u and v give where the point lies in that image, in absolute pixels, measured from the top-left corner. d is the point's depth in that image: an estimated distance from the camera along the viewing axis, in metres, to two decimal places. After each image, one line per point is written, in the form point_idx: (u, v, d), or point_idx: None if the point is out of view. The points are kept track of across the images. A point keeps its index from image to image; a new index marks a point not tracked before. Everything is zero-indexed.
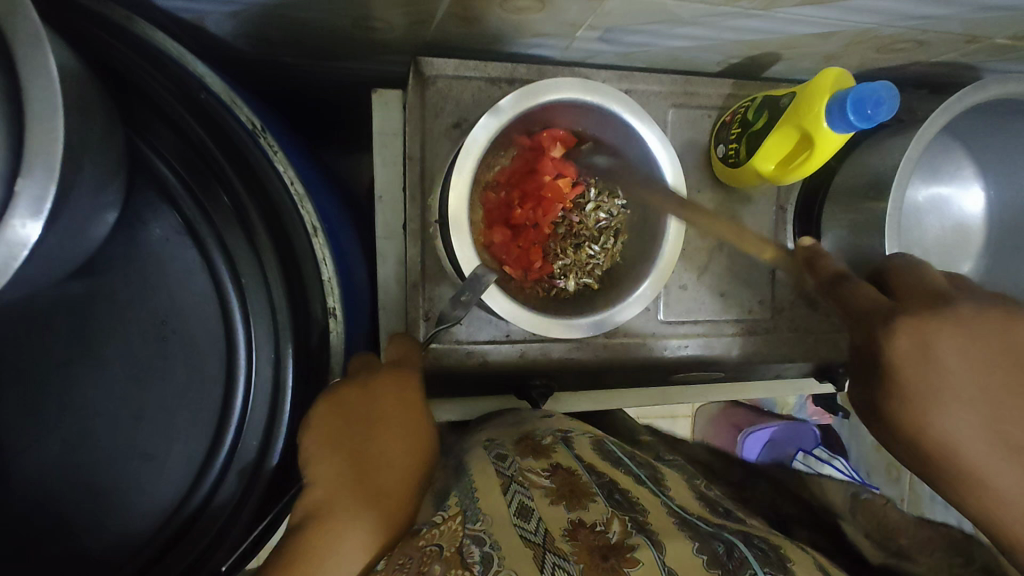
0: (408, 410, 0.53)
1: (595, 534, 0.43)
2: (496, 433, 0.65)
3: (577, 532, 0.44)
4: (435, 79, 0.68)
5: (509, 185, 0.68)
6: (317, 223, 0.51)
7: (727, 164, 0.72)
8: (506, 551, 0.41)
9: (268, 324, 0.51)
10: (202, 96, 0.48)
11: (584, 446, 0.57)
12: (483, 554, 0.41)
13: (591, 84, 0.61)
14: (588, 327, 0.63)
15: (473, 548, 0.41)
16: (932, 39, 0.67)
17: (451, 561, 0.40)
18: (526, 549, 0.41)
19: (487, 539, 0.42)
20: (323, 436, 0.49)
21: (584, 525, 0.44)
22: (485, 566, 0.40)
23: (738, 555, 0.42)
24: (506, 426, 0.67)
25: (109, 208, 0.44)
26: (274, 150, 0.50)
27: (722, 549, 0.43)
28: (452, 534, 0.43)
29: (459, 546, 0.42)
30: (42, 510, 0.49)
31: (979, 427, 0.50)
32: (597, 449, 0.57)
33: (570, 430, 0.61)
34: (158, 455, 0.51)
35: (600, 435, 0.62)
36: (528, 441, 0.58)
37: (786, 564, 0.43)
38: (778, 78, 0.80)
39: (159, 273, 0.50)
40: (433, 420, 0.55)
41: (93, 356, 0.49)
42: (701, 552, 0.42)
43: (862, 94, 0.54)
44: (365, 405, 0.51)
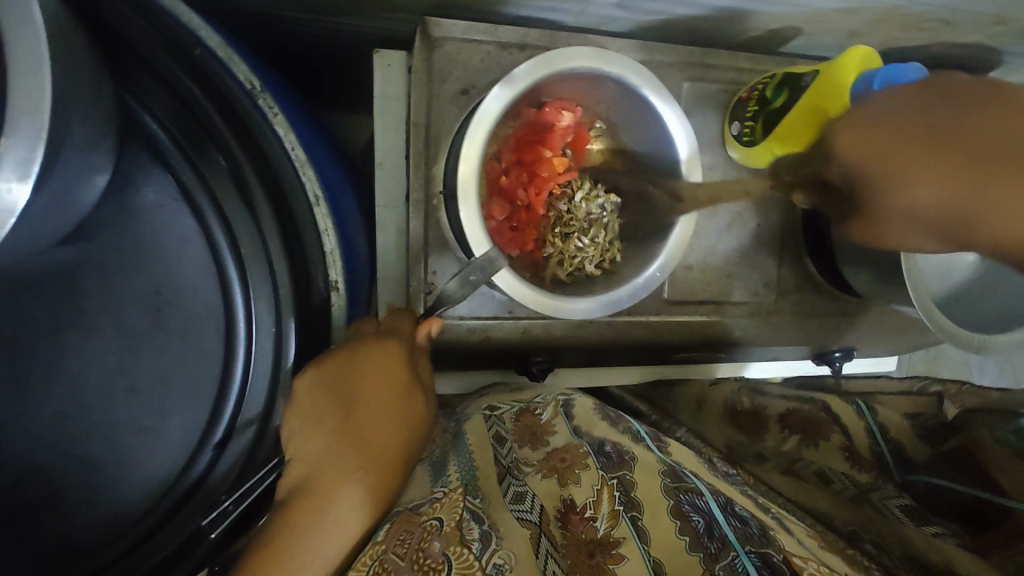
0: (396, 382, 0.48)
1: (585, 522, 0.46)
2: (497, 398, 0.65)
3: (568, 519, 0.46)
4: (443, 42, 0.64)
5: (512, 151, 0.65)
6: (319, 190, 0.48)
7: (741, 142, 0.71)
8: (505, 534, 0.42)
9: (269, 294, 0.49)
10: (196, 52, 0.45)
11: (584, 408, 0.58)
12: (481, 531, 0.41)
13: (608, 54, 0.58)
14: (586, 310, 0.61)
15: (472, 525, 0.41)
16: (960, 18, 0.65)
17: (451, 537, 0.40)
18: (524, 533, 0.43)
19: (486, 519, 0.43)
20: (309, 399, 0.47)
21: (574, 511, 0.46)
22: (484, 546, 0.40)
23: (719, 534, 0.44)
24: (509, 395, 0.67)
25: (98, 170, 0.42)
26: (274, 112, 0.47)
27: (703, 527, 0.45)
28: (453, 505, 0.43)
29: (458, 520, 0.42)
30: (34, 484, 0.48)
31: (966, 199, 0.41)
32: (598, 408, 0.59)
33: (574, 393, 0.61)
34: (153, 429, 0.49)
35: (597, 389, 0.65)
36: (526, 418, 0.57)
37: (767, 542, 0.44)
38: (796, 53, 0.78)
39: (152, 241, 0.48)
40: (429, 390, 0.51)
41: (83, 327, 0.47)
42: (683, 535, 0.44)
43: (892, 75, 0.52)
44: (350, 378, 0.47)
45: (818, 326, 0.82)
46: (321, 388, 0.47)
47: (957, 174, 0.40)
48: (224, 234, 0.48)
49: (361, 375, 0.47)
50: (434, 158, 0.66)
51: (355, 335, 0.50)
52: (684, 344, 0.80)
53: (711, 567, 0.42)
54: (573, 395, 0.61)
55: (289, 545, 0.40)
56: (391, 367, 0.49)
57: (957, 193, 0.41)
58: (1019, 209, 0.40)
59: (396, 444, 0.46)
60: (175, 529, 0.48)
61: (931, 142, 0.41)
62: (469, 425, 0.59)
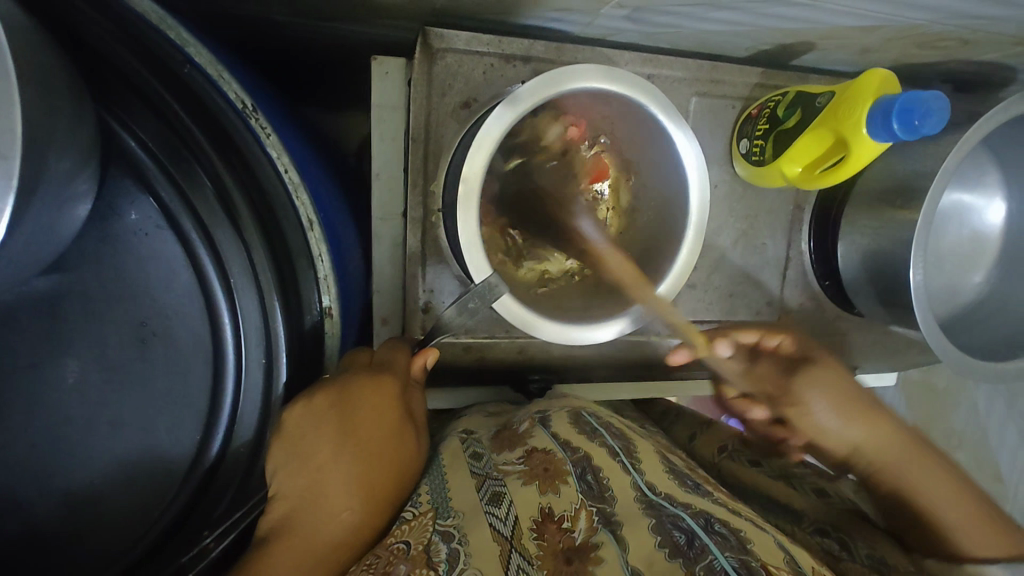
0: (386, 415, 0.45)
1: (561, 533, 0.41)
2: (473, 422, 0.61)
3: (543, 526, 0.41)
4: (443, 53, 0.62)
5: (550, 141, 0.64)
6: (314, 214, 0.45)
7: (749, 161, 0.68)
8: (474, 550, 0.40)
9: (259, 324, 0.47)
10: (184, 71, 0.42)
11: (561, 421, 0.54)
12: (450, 551, 0.40)
13: (615, 72, 0.55)
14: (551, 333, 0.57)
15: (440, 546, 0.40)
16: (979, 39, 0.63)
17: (417, 561, 0.39)
18: (491, 547, 0.40)
19: (457, 534, 0.41)
20: (297, 429, 0.44)
21: (551, 519, 0.42)
22: (451, 566, 0.39)
23: (699, 542, 0.40)
24: (486, 416, 0.64)
25: (80, 200, 0.40)
26: (267, 132, 0.43)
27: (682, 538, 0.40)
28: (422, 528, 0.42)
29: (426, 544, 0.41)
30: (11, 518, 0.46)
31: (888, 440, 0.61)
32: (573, 419, 0.55)
33: (548, 409, 0.58)
34: (139, 462, 0.47)
35: (580, 407, 0.59)
36: (504, 433, 0.54)
37: (746, 547, 0.40)
38: (807, 67, 0.75)
39: (136, 267, 0.46)
40: (417, 420, 0.49)
41: (64, 357, 0.45)
42: (662, 544, 0.40)
43: (910, 103, 0.50)
44: (337, 409, 0.44)
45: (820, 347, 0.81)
46: (308, 419, 0.44)
47: (856, 416, 0.63)
48: (213, 261, 0.46)
49: (355, 408, 0.45)
50: (433, 174, 0.64)
51: (349, 368, 0.48)
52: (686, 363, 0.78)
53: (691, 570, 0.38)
54: (546, 411, 0.57)
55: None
56: (386, 400, 0.46)
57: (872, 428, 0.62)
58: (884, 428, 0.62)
59: (388, 480, 0.44)
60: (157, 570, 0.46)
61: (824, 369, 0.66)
62: (443, 447, 0.54)
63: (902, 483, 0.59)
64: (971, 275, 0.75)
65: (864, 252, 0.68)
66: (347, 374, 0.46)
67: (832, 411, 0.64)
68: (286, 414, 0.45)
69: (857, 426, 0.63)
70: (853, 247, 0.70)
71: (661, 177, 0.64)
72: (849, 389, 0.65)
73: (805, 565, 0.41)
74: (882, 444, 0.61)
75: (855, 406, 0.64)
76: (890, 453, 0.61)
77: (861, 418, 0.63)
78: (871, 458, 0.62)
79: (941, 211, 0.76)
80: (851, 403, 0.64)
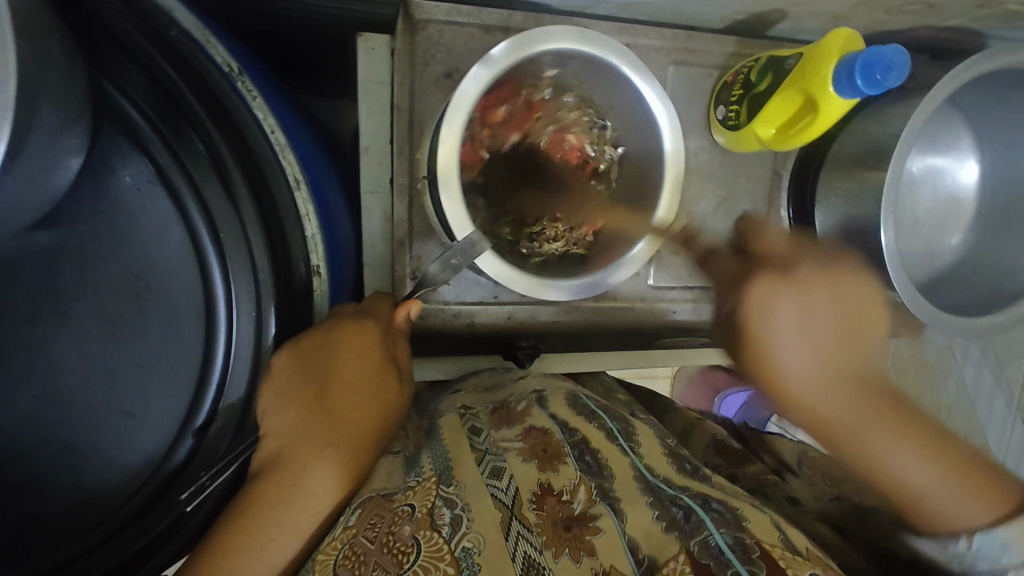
0: (370, 367, 0.48)
1: (561, 504, 0.44)
2: (467, 399, 0.61)
3: (544, 500, 0.44)
4: (425, 24, 0.64)
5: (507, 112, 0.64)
6: (300, 174, 0.47)
7: (726, 126, 0.70)
8: (476, 516, 0.41)
9: (247, 280, 0.48)
10: (172, 33, 0.44)
11: (560, 404, 0.56)
12: (454, 515, 0.41)
13: (589, 34, 0.58)
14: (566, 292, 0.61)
15: (444, 510, 0.41)
16: (945, 2, 0.64)
17: (422, 523, 0.40)
18: (494, 512, 0.42)
19: (459, 502, 0.42)
20: (286, 375, 0.46)
21: (551, 493, 0.45)
22: (454, 529, 0.40)
23: (695, 517, 0.44)
24: (476, 389, 0.64)
25: (73, 153, 0.42)
26: (252, 95, 0.46)
27: (681, 514, 0.44)
28: (426, 493, 0.43)
29: (429, 507, 0.42)
30: (14, 468, 0.47)
31: (842, 394, 0.53)
32: (571, 401, 0.57)
33: (545, 389, 0.59)
34: (136, 414, 0.49)
35: (574, 389, 0.62)
36: (501, 410, 0.55)
37: (743, 525, 0.44)
38: (782, 37, 0.77)
39: (131, 223, 0.48)
40: (403, 374, 0.50)
41: (63, 312, 0.47)
42: (660, 519, 0.44)
43: (873, 58, 0.52)
44: (324, 355, 0.46)
45: None
46: (296, 363, 0.46)
47: (833, 382, 0.53)
48: (204, 219, 0.48)
49: (342, 359, 0.47)
50: (418, 143, 0.66)
51: (334, 317, 0.50)
52: (670, 329, 0.80)
53: (687, 541, 0.42)
54: (544, 391, 0.59)
55: (258, 522, 0.40)
56: (366, 348, 0.48)
57: (828, 362, 0.53)
58: (857, 365, 0.54)
59: (369, 423, 0.46)
60: (158, 514, 0.48)
61: (839, 276, 0.56)
62: (442, 423, 0.55)
63: (867, 453, 0.52)
64: (944, 238, 0.77)
65: (840, 215, 0.70)
66: (331, 322, 0.48)
67: (803, 356, 0.53)
68: (274, 359, 0.47)
69: (824, 373, 0.53)
70: (831, 211, 0.71)
71: (642, 138, 0.65)
72: (841, 329, 0.54)
73: (795, 541, 0.45)
74: (844, 395, 0.53)
75: (843, 347, 0.54)
76: (847, 405, 0.52)
77: (837, 366, 0.53)
78: (833, 435, 0.53)
79: (916, 174, 0.78)
80: (840, 330, 0.54)
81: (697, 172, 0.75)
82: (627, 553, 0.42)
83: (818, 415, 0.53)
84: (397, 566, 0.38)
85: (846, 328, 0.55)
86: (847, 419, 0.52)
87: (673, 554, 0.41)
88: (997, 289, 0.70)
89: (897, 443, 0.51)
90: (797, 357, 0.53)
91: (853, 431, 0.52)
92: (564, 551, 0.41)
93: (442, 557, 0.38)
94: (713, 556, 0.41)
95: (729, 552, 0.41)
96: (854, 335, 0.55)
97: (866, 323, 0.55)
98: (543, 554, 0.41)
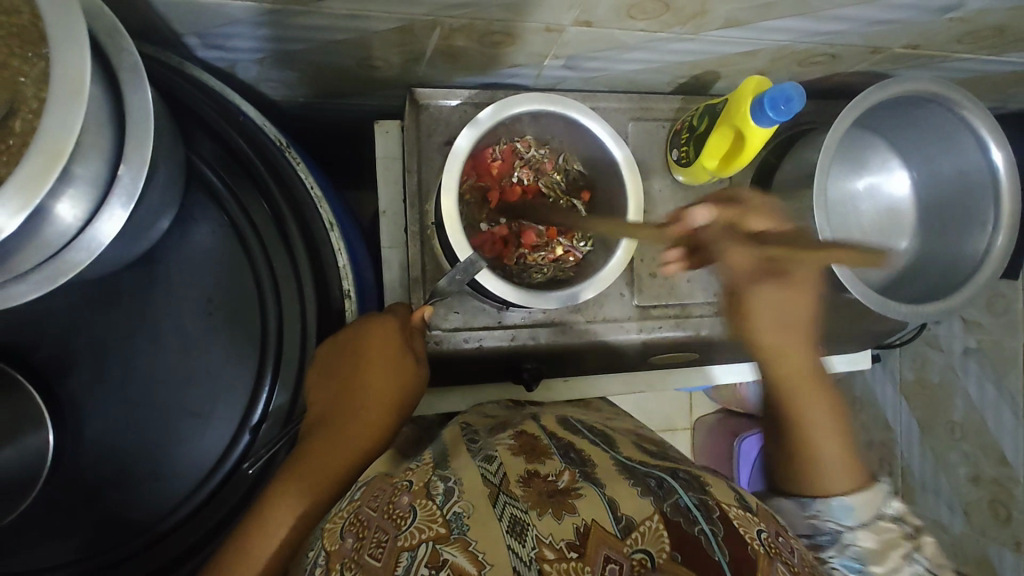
0: (390, 360, 0.59)
1: (546, 481, 0.48)
2: (473, 419, 0.71)
3: (531, 480, 0.48)
4: (428, 106, 0.81)
5: (493, 170, 0.78)
6: (332, 218, 0.62)
7: (680, 165, 0.84)
8: (466, 488, 0.47)
9: (295, 302, 0.62)
10: (241, 119, 0.61)
11: (551, 422, 0.65)
12: (446, 488, 0.48)
13: (553, 96, 0.73)
14: (557, 301, 0.73)
15: (438, 483, 0.48)
16: (842, 52, 0.79)
17: (418, 493, 0.47)
18: (481, 487, 0.47)
19: (451, 478, 0.49)
20: (323, 359, 0.59)
21: (538, 475, 0.49)
22: (445, 499, 0.46)
23: (666, 486, 0.50)
24: (483, 416, 0.73)
25: (171, 205, 0.57)
26: (297, 162, 0.62)
27: (654, 482, 0.50)
28: (424, 474, 0.51)
29: (426, 481, 0.49)
30: (111, 461, 0.60)
31: (794, 359, 0.66)
32: (561, 422, 0.67)
33: (540, 414, 0.70)
34: (205, 414, 0.61)
35: (565, 416, 0.71)
36: (499, 426, 0.64)
37: (705, 487, 0.52)
38: (722, 94, 0.93)
39: (205, 262, 0.62)
40: (424, 365, 0.61)
41: (152, 334, 0.61)
42: (636, 485, 0.49)
43: (775, 94, 0.67)
44: (354, 350, 0.58)
45: None
46: (332, 353, 0.58)
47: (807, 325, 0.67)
48: (261, 256, 0.62)
49: (368, 355, 0.58)
50: (425, 198, 0.81)
51: (363, 319, 0.60)
52: (658, 345, 0.90)
53: (661, 504, 0.47)
54: (539, 415, 0.69)
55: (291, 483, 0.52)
56: (388, 337, 0.59)
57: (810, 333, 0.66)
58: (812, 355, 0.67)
59: (391, 394, 0.58)
60: (235, 487, 0.60)
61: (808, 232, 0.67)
62: (447, 429, 0.65)
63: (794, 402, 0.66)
64: (892, 243, 0.88)
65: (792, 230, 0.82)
66: (363, 321, 0.59)
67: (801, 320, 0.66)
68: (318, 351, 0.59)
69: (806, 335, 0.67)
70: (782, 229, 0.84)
71: (606, 178, 0.79)
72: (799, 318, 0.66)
73: (749, 503, 0.53)
74: (797, 349, 0.66)
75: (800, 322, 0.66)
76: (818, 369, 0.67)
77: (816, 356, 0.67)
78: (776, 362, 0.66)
79: (858, 192, 0.89)
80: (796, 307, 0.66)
81: (664, 206, 0.88)
82: (609, 514, 0.44)
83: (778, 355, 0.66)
84: (395, 528, 0.45)
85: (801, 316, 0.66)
86: (835, 400, 0.67)
87: (650, 513, 0.45)
88: (951, 276, 0.80)
89: (826, 408, 0.66)
90: (772, 309, 0.65)
91: (789, 376, 0.66)
92: (549, 510, 0.44)
93: (436, 519, 0.44)
94: (685, 514, 0.46)
95: (695, 511, 0.47)
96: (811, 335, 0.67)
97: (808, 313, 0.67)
98: (528, 514, 0.44)
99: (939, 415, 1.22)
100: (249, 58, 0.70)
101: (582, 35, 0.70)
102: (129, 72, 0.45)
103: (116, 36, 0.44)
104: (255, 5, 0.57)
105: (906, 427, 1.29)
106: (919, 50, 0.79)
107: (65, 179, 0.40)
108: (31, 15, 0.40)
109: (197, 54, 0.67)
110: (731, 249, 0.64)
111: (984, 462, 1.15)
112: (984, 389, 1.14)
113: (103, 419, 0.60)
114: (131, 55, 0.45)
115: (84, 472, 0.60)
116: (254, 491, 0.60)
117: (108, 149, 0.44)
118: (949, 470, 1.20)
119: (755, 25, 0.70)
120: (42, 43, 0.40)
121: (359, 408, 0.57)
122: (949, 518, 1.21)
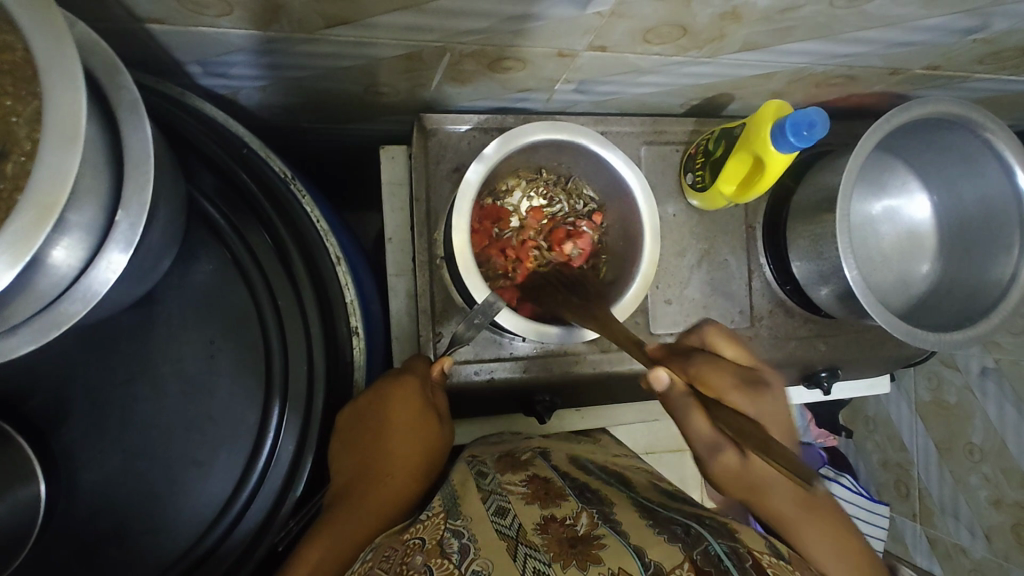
0: (414, 417, 0.60)
1: (565, 528, 0.46)
2: (478, 450, 0.69)
3: (549, 527, 0.46)
4: (435, 131, 0.78)
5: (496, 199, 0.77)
6: (339, 253, 0.61)
7: (696, 189, 0.82)
8: (483, 544, 0.44)
9: (301, 344, 0.59)
10: (244, 151, 0.59)
11: (560, 459, 0.64)
12: (462, 544, 0.45)
13: (561, 124, 0.70)
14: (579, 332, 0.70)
15: (453, 539, 0.45)
16: (860, 74, 0.77)
17: (432, 552, 0.45)
18: (499, 541, 0.44)
19: (466, 532, 0.46)
20: (345, 424, 0.58)
21: (556, 521, 0.47)
22: (462, 555, 0.43)
23: (694, 532, 0.46)
24: (488, 446, 0.71)
25: (171, 245, 0.55)
26: (303, 195, 0.60)
27: (679, 529, 0.46)
28: (436, 527, 0.48)
29: (439, 539, 0.46)
30: (106, 514, 0.57)
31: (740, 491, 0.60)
32: (573, 462, 0.64)
33: (547, 447, 0.69)
34: (206, 462, 0.59)
35: (575, 454, 0.70)
36: (506, 459, 0.62)
37: (734, 534, 0.48)
38: (735, 115, 0.91)
39: (205, 299, 0.60)
40: (444, 421, 0.63)
41: (151, 377, 0.58)
42: (661, 532, 0.45)
43: (797, 119, 0.64)
44: (377, 411, 0.59)
45: (796, 347, 0.89)
46: (354, 415, 0.59)
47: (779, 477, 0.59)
48: (266, 293, 0.59)
49: (392, 412, 0.59)
50: (434, 226, 0.78)
51: (380, 379, 0.62)
52: None
53: (691, 551, 0.43)
54: (547, 449, 0.67)
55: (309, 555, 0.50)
56: (410, 398, 0.61)
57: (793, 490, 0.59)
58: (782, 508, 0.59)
59: (416, 458, 0.59)
60: (237, 540, 0.56)
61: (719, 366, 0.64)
62: (454, 467, 0.62)
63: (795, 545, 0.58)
64: (914, 268, 0.86)
65: (810, 254, 0.80)
66: (385, 381, 0.60)
67: (767, 476, 0.59)
68: (338, 416, 0.59)
69: (786, 491, 0.59)
70: (800, 253, 0.81)
71: (620, 203, 0.76)
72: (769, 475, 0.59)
73: (781, 549, 0.49)
74: (782, 493, 0.59)
75: (752, 475, 0.59)
76: (785, 501, 0.59)
77: (791, 492, 0.59)
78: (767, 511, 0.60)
79: (876, 215, 0.87)
80: (753, 476, 0.59)
81: (677, 230, 0.86)
82: (636, 559, 0.41)
83: (763, 504, 0.60)
84: None
85: (759, 479, 0.59)
86: (835, 521, 0.59)
87: (679, 561, 0.41)
88: (975, 301, 0.77)
89: (827, 529, 0.58)
90: (763, 474, 0.59)
91: (785, 519, 0.59)
92: (572, 563, 0.41)
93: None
94: (715, 564, 0.41)
95: (727, 560, 0.42)
96: (755, 480, 0.59)
97: (757, 470, 0.59)
98: (551, 566, 0.41)
99: (957, 437, 1.18)
100: (253, 85, 0.68)
101: (596, 59, 0.68)
102: (128, 110, 0.42)
103: (115, 72, 0.42)
104: (259, 33, 0.55)
105: (922, 449, 1.25)
106: (939, 70, 0.77)
107: (59, 227, 0.38)
108: (25, 52, 0.37)
109: (200, 82, 0.65)
110: (696, 417, 0.58)
111: (1005, 486, 1.11)
112: (1003, 410, 1.11)
113: (98, 468, 0.57)
114: (130, 93, 0.42)
115: (76, 526, 0.57)
116: (256, 547, 0.56)
117: (104, 191, 0.41)
118: (969, 494, 1.17)
119: (774, 48, 0.67)
120: (36, 81, 0.37)
121: (386, 475, 0.57)
122: (970, 543, 1.17)
